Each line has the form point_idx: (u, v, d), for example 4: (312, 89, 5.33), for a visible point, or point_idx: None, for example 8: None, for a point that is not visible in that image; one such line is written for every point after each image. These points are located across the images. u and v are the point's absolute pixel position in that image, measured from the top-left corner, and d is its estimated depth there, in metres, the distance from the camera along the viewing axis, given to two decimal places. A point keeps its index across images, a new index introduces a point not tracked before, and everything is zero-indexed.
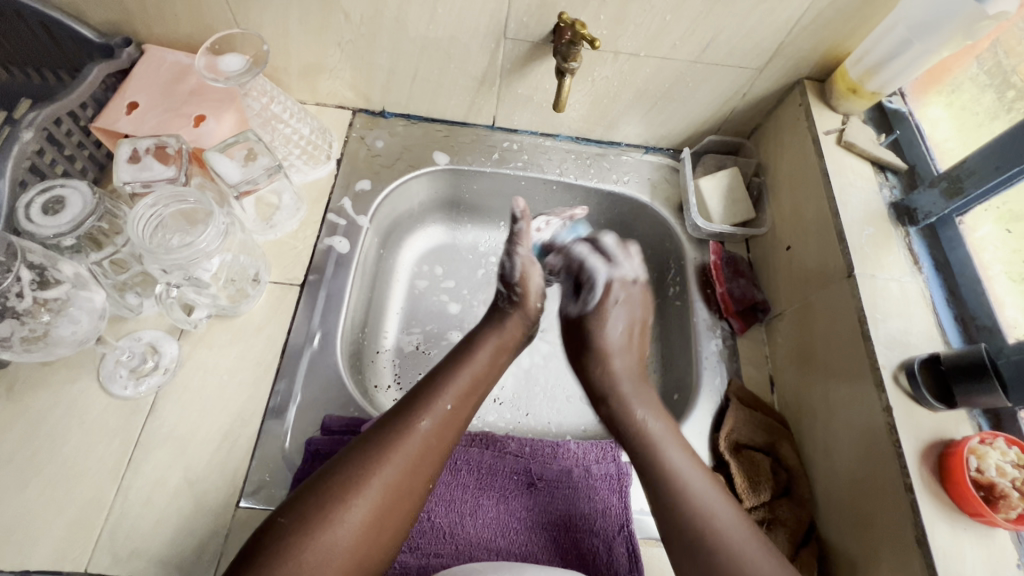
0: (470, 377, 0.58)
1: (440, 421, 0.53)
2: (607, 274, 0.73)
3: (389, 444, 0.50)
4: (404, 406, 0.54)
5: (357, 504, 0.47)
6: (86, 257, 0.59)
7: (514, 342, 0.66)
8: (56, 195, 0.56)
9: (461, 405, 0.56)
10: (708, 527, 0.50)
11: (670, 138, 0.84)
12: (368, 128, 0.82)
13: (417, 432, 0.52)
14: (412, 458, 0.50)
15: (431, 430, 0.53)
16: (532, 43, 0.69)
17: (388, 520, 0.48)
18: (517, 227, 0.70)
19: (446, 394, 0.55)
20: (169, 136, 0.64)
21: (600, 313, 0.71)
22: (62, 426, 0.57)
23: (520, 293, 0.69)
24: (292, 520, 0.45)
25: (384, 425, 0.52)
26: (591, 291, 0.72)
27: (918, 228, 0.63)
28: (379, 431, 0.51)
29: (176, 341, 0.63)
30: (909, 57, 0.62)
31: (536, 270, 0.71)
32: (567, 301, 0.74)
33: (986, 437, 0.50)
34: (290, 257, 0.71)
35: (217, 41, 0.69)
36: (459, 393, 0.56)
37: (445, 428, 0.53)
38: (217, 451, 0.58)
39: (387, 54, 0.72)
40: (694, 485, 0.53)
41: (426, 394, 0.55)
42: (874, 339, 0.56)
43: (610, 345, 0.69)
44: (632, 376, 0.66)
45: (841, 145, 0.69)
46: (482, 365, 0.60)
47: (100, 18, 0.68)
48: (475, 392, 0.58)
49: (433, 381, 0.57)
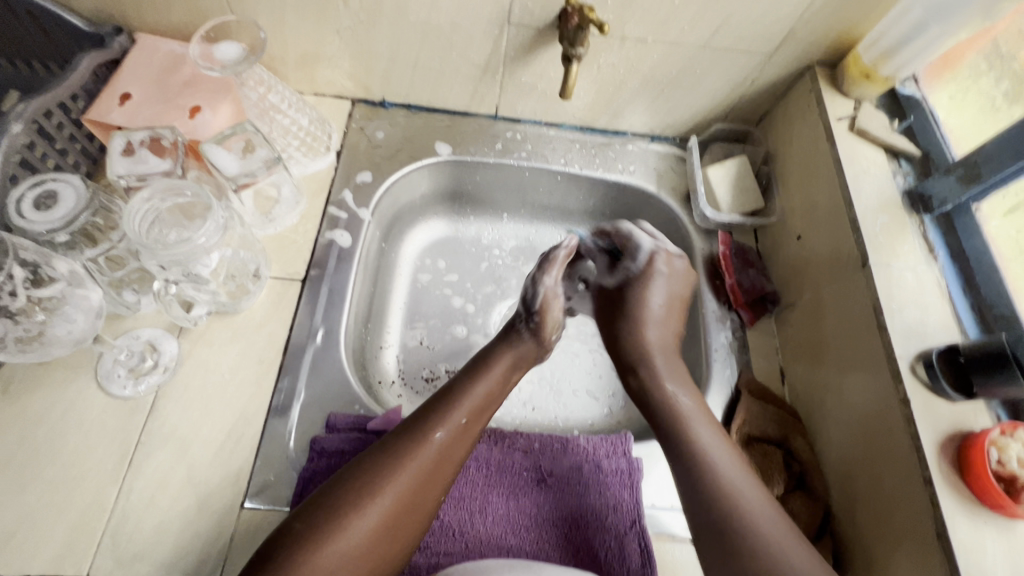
0: (486, 389, 0.57)
1: (455, 434, 0.52)
2: (651, 246, 0.70)
3: (402, 453, 0.49)
4: (420, 417, 0.53)
5: (369, 512, 0.46)
6: (81, 254, 0.57)
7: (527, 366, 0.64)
8: (48, 189, 0.54)
9: (476, 418, 0.55)
10: (750, 532, 0.47)
11: (676, 127, 0.82)
12: (368, 118, 0.80)
13: (431, 443, 0.51)
14: (427, 470, 0.49)
15: (447, 441, 0.52)
16: (537, 29, 0.67)
17: (398, 529, 0.47)
18: (554, 251, 0.70)
19: (461, 406, 0.54)
20: (164, 127, 0.62)
21: (642, 282, 0.69)
22: (60, 427, 0.56)
23: (538, 323, 0.66)
24: (304, 526, 0.45)
25: (398, 436, 0.51)
26: (633, 258, 0.70)
27: (933, 215, 0.62)
28: (393, 441, 0.50)
29: (176, 339, 0.62)
30: (925, 40, 0.61)
31: (559, 303, 0.68)
32: (603, 273, 0.74)
33: (1006, 428, 0.49)
34: (290, 252, 0.69)
35: (212, 28, 0.66)
36: (475, 405, 0.55)
37: (458, 441, 0.52)
38: (220, 451, 0.57)
39: (387, 42, 0.70)
40: (720, 461, 0.52)
41: (442, 405, 0.54)
42: (890, 330, 0.55)
43: (651, 313, 0.68)
44: (667, 356, 0.65)
45: (853, 132, 0.67)
46: (497, 379, 0.59)
47: (90, 6, 0.66)
48: (490, 405, 0.57)
49: (449, 393, 0.55)
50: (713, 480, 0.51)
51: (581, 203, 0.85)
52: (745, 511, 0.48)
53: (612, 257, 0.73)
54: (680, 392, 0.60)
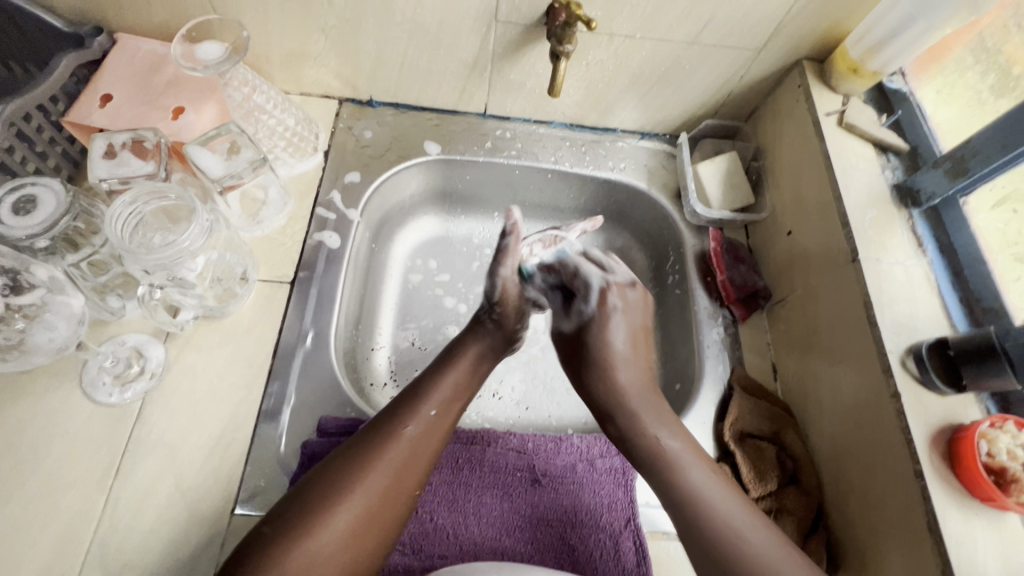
0: (455, 381, 0.57)
1: (424, 428, 0.52)
2: (602, 280, 0.64)
3: (373, 451, 0.49)
4: (388, 413, 0.52)
5: (341, 510, 0.45)
6: (62, 259, 0.56)
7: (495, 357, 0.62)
8: (27, 194, 0.53)
9: (445, 412, 0.54)
10: (744, 559, 0.45)
11: (666, 123, 0.82)
12: (355, 118, 0.79)
13: (400, 438, 0.50)
14: (399, 466, 0.49)
15: (418, 434, 0.51)
16: (524, 27, 0.66)
17: (373, 525, 0.46)
18: (503, 244, 0.65)
19: (430, 400, 0.54)
20: (147, 128, 0.61)
21: (599, 325, 0.62)
22: (45, 435, 0.55)
23: (501, 317, 0.63)
24: (277, 529, 0.44)
25: (369, 433, 0.50)
26: (585, 299, 0.63)
27: (921, 210, 0.62)
28: (363, 439, 0.50)
29: (163, 344, 0.61)
30: (913, 33, 0.60)
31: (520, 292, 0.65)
32: (560, 317, 0.66)
33: (996, 421, 0.49)
34: (278, 254, 0.69)
35: (194, 28, 0.65)
36: (445, 398, 0.55)
37: (429, 435, 0.52)
38: (210, 457, 0.56)
39: (373, 40, 0.69)
40: (710, 493, 0.49)
41: (411, 400, 0.54)
42: (880, 325, 0.55)
43: (615, 355, 0.60)
44: (645, 392, 0.58)
45: (841, 127, 0.67)
46: (467, 372, 0.58)
47: (69, 6, 0.65)
48: (461, 397, 0.56)
49: (418, 388, 0.55)
50: (705, 521, 0.47)
51: (571, 201, 0.85)
52: (750, 556, 0.45)
53: (566, 294, 0.66)
54: (664, 432, 0.55)
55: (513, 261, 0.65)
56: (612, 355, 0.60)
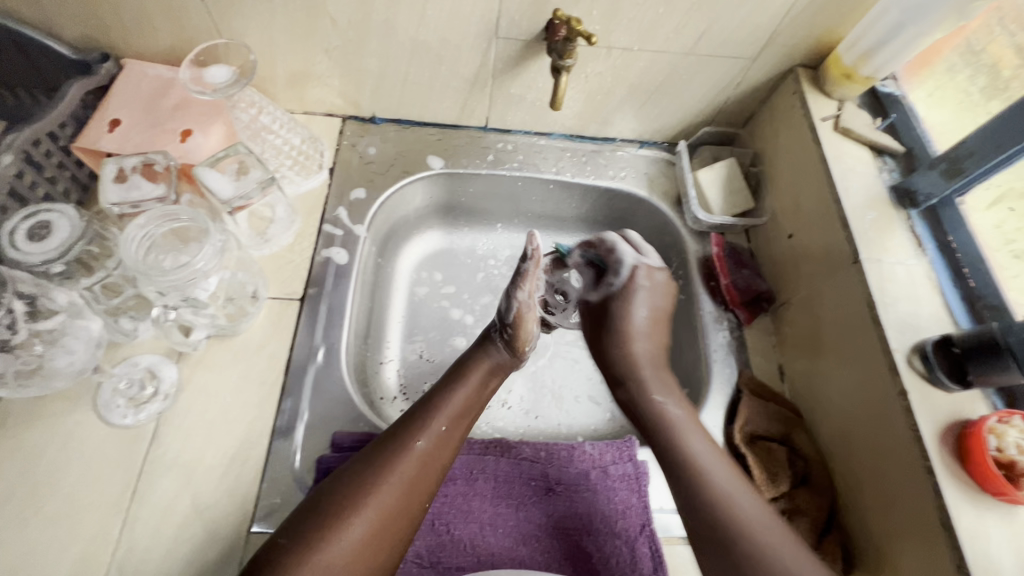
0: (464, 397, 0.57)
1: (435, 442, 0.53)
2: (634, 260, 0.69)
3: (383, 464, 0.50)
4: (400, 427, 0.53)
5: (355, 522, 0.46)
6: (77, 283, 0.56)
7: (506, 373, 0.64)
8: (42, 220, 0.54)
9: (455, 426, 0.55)
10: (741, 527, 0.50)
11: (665, 131, 0.83)
12: (359, 134, 0.80)
13: (410, 452, 0.51)
14: (411, 478, 0.50)
15: (430, 445, 0.52)
16: (524, 42, 0.68)
17: (386, 539, 0.47)
18: (523, 266, 0.63)
19: (440, 414, 0.55)
20: (156, 151, 0.61)
21: (621, 302, 0.68)
22: (60, 459, 0.55)
23: (516, 344, 0.64)
24: (292, 542, 0.45)
25: (382, 446, 0.51)
26: (615, 274, 0.69)
27: (920, 210, 0.63)
28: (375, 453, 0.50)
29: (176, 364, 0.61)
30: (902, 40, 0.62)
31: (534, 316, 0.65)
32: (587, 288, 0.73)
33: (1003, 415, 0.50)
34: (287, 271, 0.69)
35: (202, 52, 0.67)
36: (454, 412, 0.56)
37: (441, 449, 0.53)
38: (225, 476, 0.56)
39: (375, 59, 0.71)
40: (729, 492, 0.52)
41: (421, 414, 0.54)
42: (884, 324, 0.56)
43: (634, 328, 0.67)
44: (653, 365, 0.65)
45: (837, 131, 0.69)
46: (474, 388, 0.59)
47: (77, 34, 0.66)
48: (470, 411, 0.57)
49: (429, 402, 0.56)
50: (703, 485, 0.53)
51: (574, 210, 0.86)
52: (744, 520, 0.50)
53: (598, 269, 0.72)
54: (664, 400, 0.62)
55: (531, 286, 0.64)
56: (632, 334, 0.67)
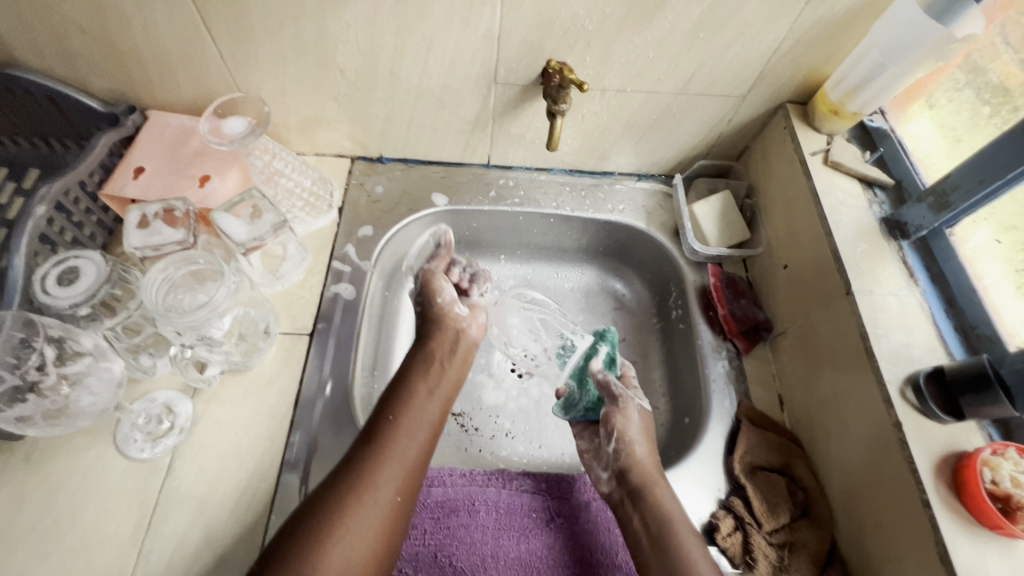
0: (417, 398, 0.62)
1: (397, 447, 0.57)
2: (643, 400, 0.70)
3: (354, 477, 0.53)
4: (363, 440, 0.57)
5: (336, 534, 0.49)
6: (101, 324, 0.59)
7: (450, 355, 0.70)
8: (70, 266, 0.57)
9: (410, 427, 0.59)
10: None
11: (661, 165, 0.86)
12: (367, 174, 0.84)
13: (376, 460, 0.55)
14: (378, 476, 0.54)
15: (386, 440, 0.57)
16: (522, 87, 0.72)
17: (366, 545, 0.50)
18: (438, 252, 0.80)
19: (393, 417, 0.59)
20: (177, 199, 0.66)
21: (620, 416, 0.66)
22: (81, 493, 0.58)
23: (430, 299, 0.74)
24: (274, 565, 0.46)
25: (348, 463, 0.55)
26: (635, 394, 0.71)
27: (910, 241, 0.65)
28: (345, 465, 0.54)
29: (191, 400, 0.64)
30: (886, 78, 0.64)
31: (440, 277, 0.76)
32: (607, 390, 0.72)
33: (997, 448, 0.50)
34: (298, 307, 0.72)
35: (221, 105, 0.72)
36: (409, 414, 0.60)
37: (403, 451, 0.57)
38: (236, 508, 0.58)
39: (382, 105, 0.75)
40: None
41: (380, 423, 0.59)
42: (877, 356, 0.57)
43: (650, 475, 0.60)
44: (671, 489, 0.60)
45: (828, 165, 0.71)
46: (425, 386, 0.64)
47: (107, 88, 0.71)
48: (424, 410, 0.62)
49: (386, 406, 0.61)
50: None
51: (574, 241, 0.89)
52: None
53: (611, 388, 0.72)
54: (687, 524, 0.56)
55: (442, 261, 0.78)
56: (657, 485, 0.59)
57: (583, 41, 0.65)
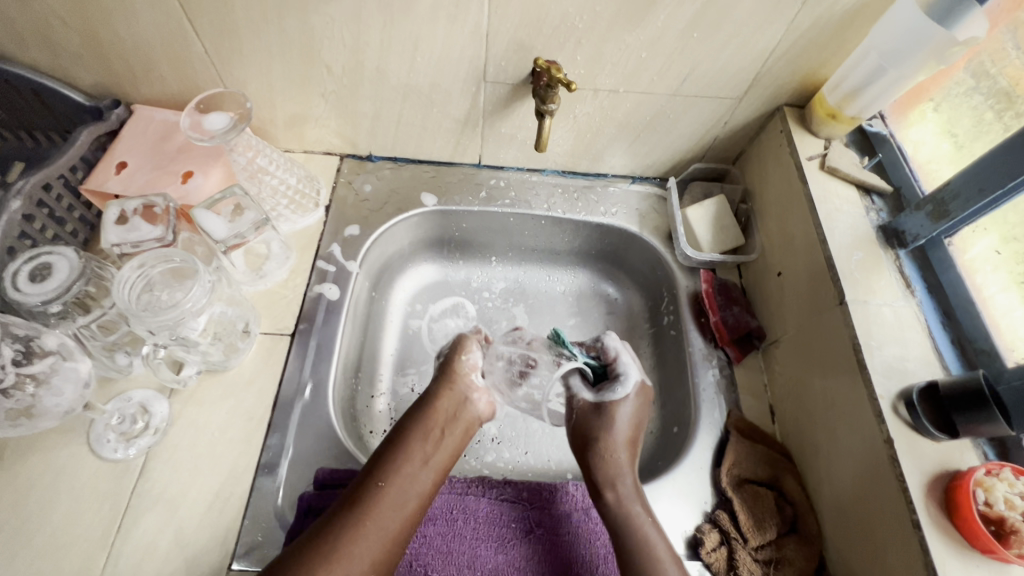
0: (412, 460, 0.56)
1: (381, 517, 0.51)
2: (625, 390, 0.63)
3: (327, 548, 0.48)
4: (347, 504, 0.51)
5: None
6: (73, 322, 0.58)
7: (459, 424, 0.62)
8: (43, 262, 0.56)
9: (400, 494, 0.53)
10: None
11: (655, 167, 0.84)
12: (356, 172, 0.83)
13: (355, 532, 0.49)
14: (354, 550, 0.48)
15: (370, 509, 0.51)
16: (512, 85, 0.70)
17: None
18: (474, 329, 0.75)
19: (382, 481, 0.53)
20: (157, 194, 0.64)
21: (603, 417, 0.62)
22: (51, 493, 0.57)
23: (454, 354, 0.67)
24: None
25: (325, 528, 0.49)
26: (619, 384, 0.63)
27: (908, 250, 0.63)
28: (320, 532, 0.49)
29: (167, 400, 0.63)
30: (884, 83, 0.62)
31: (473, 342, 0.69)
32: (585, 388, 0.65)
33: (992, 468, 0.48)
34: (281, 307, 0.71)
35: (204, 100, 0.70)
36: (401, 477, 0.54)
37: (388, 521, 0.51)
38: (209, 512, 0.57)
39: (370, 102, 0.73)
40: None
41: (367, 486, 0.53)
42: (870, 369, 0.55)
43: (618, 475, 0.59)
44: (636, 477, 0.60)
45: (824, 170, 0.69)
46: (425, 448, 0.58)
47: (91, 81, 0.70)
48: (418, 476, 0.55)
49: (376, 466, 0.55)
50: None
51: (566, 244, 0.87)
52: None
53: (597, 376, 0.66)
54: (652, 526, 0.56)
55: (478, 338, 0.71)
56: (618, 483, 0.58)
57: (573, 40, 0.63)
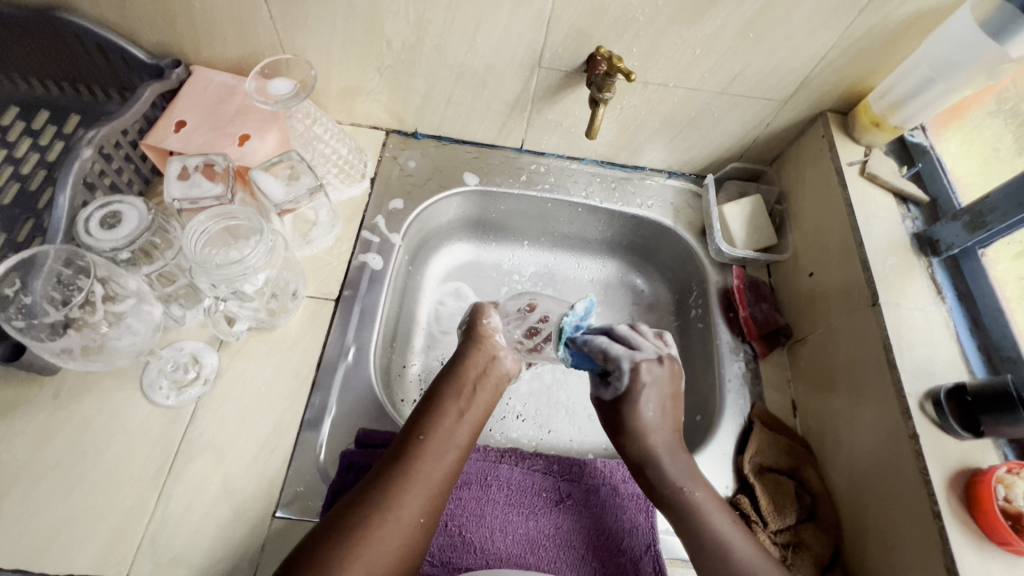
0: (449, 413, 0.58)
1: (425, 464, 0.53)
2: (630, 359, 0.59)
3: (378, 492, 0.50)
4: (393, 456, 0.54)
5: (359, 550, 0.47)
6: (138, 270, 0.60)
7: (492, 380, 0.63)
8: (113, 210, 0.58)
9: (440, 444, 0.55)
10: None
11: (693, 164, 0.86)
12: (401, 147, 0.85)
13: (402, 478, 0.52)
14: (404, 493, 0.51)
15: (412, 458, 0.54)
16: (565, 73, 0.72)
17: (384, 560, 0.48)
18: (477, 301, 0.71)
19: (423, 435, 0.56)
20: (218, 153, 0.66)
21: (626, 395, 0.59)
22: (106, 434, 0.59)
23: (476, 319, 0.68)
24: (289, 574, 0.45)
25: (376, 476, 0.52)
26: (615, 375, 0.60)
27: (941, 258, 0.65)
28: (372, 481, 0.52)
29: (217, 352, 0.65)
30: (931, 95, 0.64)
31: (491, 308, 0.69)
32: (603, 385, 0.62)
33: (1013, 467, 0.51)
34: (326, 272, 0.73)
35: (267, 67, 0.72)
36: (439, 428, 0.57)
37: (431, 467, 0.54)
38: (255, 461, 0.60)
39: (423, 79, 0.75)
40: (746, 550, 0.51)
41: (410, 440, 0.55)
42: (900, 368, 0.57)
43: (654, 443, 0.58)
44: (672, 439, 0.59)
45: (863, 176, 0.71)
46: (461, 401, 0.60)
47: (153, 40, 0.72)
48: (455, 428, 0.57)
49: (416, 422, 0.57)
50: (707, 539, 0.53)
51: (599, 233, 0.89)
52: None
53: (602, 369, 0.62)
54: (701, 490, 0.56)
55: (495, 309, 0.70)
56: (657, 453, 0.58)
57: (631, 32, 0.65)
